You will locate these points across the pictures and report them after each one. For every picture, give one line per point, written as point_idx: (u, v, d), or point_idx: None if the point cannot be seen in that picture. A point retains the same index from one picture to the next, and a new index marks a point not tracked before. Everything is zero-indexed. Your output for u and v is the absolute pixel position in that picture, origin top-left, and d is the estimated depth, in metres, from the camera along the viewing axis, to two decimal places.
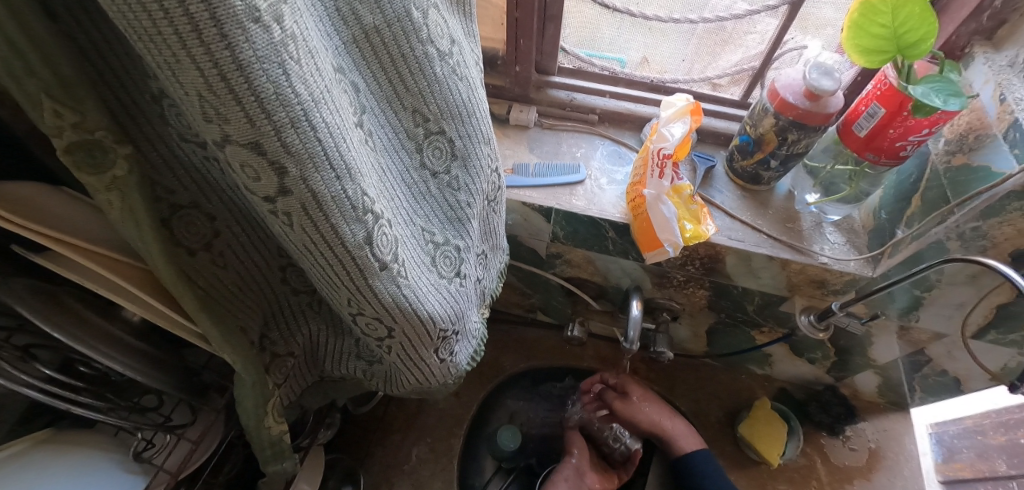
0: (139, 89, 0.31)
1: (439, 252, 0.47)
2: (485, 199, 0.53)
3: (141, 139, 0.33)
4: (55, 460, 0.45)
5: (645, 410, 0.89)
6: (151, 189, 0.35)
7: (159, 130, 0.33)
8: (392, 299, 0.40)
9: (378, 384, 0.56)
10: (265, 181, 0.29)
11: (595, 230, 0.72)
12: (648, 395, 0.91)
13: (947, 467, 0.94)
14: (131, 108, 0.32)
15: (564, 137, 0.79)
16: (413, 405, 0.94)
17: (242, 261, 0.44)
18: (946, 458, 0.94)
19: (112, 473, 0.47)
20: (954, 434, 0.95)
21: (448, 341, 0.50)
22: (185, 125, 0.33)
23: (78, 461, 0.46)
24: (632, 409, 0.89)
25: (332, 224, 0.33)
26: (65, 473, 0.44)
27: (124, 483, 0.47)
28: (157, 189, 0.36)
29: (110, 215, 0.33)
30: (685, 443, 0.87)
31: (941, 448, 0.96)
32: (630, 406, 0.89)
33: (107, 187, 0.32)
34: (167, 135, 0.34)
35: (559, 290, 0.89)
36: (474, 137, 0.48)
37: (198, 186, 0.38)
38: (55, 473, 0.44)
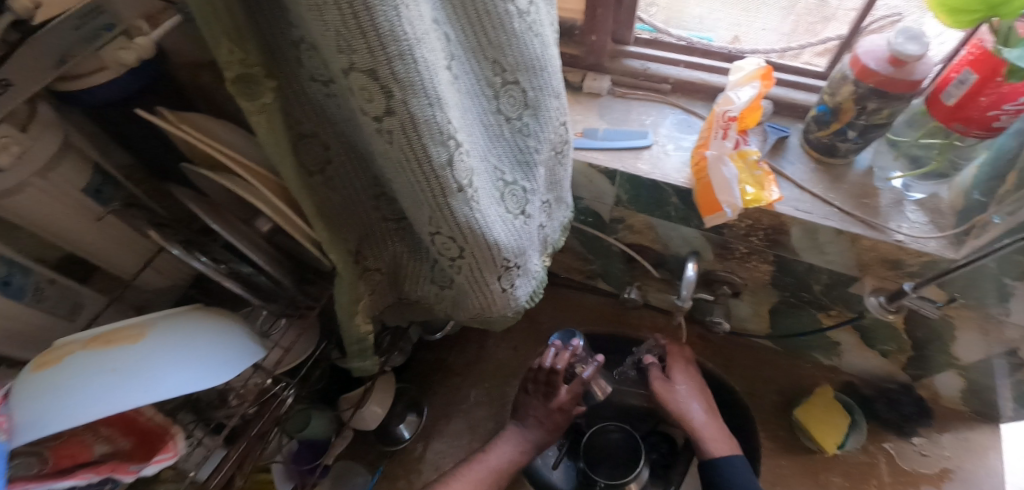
0: (283, 35, 0.40)
1: (508, 190, 0.53)
2: (552, 149, 0.59)
3: (282, 76, 0.42)
4: (204, 321, 0.51)
5: (682, 396, 0.88)
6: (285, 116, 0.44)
7: (295, 69, 0.42)
8: (466, 220, 0.47)
9: (448, 309, 0.64)
10: (376, 103, 0.37)
11: (657, 194, 0.74)
12: (692, 384, 0.90)
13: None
14: (276, 51, 0.41)
15: (634, 105, 0.81)
16: (474, 352, 1.02)
17: (346, 186, 0.53)
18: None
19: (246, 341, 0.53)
20: None
21: (511, 272, 0.57)
22: (315, 65, 0.41)
23: (222, 324, 0.52)
24: (669, 390, 0.89)
25: (423, 144, 0.40)
26: (210, 327, 0.51)
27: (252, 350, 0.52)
28: (289, 118, 0.45)
29: (258, 134, 0.43)
30: (715, 442, 0.84)
31: None
32: (669, 387, 0.89)
33: (258, 109, 0.40)
34: (300, 74, 0.43)
35: (619, 257, 0.92)
36: (545, 90, 0.53)
37: (318, 119, 0.47)
38: (201, 325, 0.51)
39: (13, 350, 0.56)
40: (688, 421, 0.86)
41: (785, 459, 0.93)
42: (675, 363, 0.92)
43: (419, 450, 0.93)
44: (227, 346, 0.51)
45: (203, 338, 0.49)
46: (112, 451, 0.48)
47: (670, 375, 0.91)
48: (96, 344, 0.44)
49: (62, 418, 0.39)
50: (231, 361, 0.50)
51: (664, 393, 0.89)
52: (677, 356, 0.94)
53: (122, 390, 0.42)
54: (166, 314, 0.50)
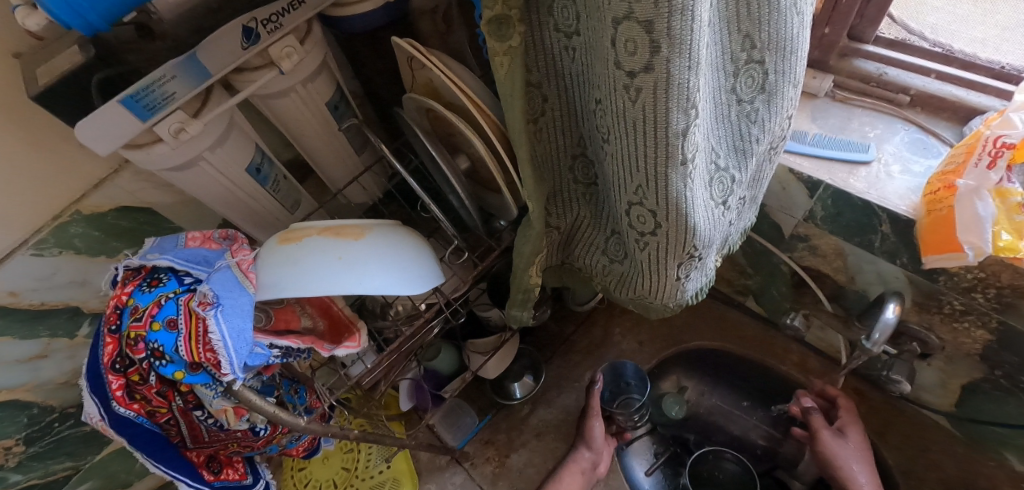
0: None
1: (718, 176, 0.50)
2: (770, 143, 0.54)
3: (531, 23, 0.44)
4: (409, 236, 0.54)
5: (854, 457, 0.79)
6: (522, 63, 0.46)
7: (544, 19, 0.43)
8: (676, 196, 0.45)
9: (611, 284, 0.63)
10: (637, 57, 0.36)
11: (866, 219, 0.65)
12: (865, 449, 0.81)
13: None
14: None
15: (856, 113, 0.72)
16: (598, 336, 1.01)
17: (551, 141, 0.54)
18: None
19: (435, 265, 0.55)
20: None
21: (693, 262, 0.54)
22: (565, 15, 0.42)
23: (421, 243, 0.55)
24: (838, 443, 0.80)
25: (666, 108, 0.39)
26: (414, 241, 0.54)
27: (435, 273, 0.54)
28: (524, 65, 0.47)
29: (497, 74, 0.45)
30: None
31: None
32: (840, 442, 0.81)
33: (504, 51, 0.42)
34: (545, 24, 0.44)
35: (786, 278, 0.84)
36: (786, 75, 0.48)
37: (547, 71, 0.48)
38: (407, 236, 0.53)
39: (251, 226, 0.68)
40: (856, 484, 0.77)
41: None
42: (848, 419, 0.83)
43: (526, 411, 0.96)
44: (422, 264, 0.52)
45: (408, 249, 0.52)
46: (312, 327, 0.54)
47: (844, 429, 0.83)
48: (327, 234, 0.49)
49: (300, 289, 0.45)
50: (428, 277, 0.52)
51: (837, 446, 0.80)
52: (845, 409, 0.85)
53: (339, 279, 0.46)
54: (381, 221, 0.53)
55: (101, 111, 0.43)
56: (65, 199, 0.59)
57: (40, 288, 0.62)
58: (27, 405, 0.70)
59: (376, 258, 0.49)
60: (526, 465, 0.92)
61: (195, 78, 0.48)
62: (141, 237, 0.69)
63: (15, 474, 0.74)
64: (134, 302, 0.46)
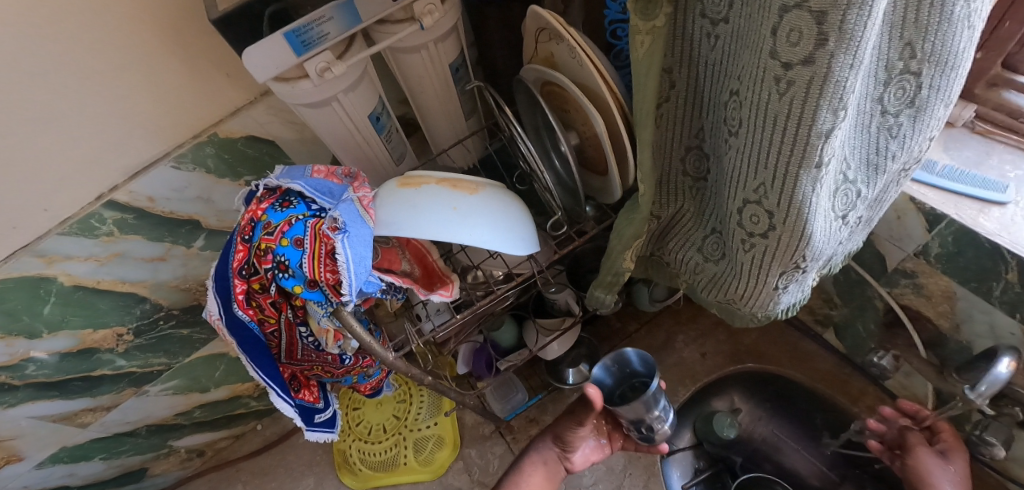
0: None
1: (843, 187, 0.48)
2: (902, 163, 0.51)
3: (678, 6, 0.43)
4: (515, 200, 0.56)
5: (945, 472, 0.68)
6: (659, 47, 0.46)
7: (693, 2, 0.43)
8: (801, 199, 0.44)
9: (699, 281, 0.63)
10: (799, 48, 0.35)
11: (991, 264, 0.60)
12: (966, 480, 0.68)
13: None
14: None
15: (996, 150, 0.66)
16: (659, 340, 1.00)
17: (668, 129, 0.54)
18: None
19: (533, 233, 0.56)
20: None
21: (797, 274, 0.53)
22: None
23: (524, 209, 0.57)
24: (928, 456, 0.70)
25: (816, 106, 0.37)
26: (519, 208, 0.55)
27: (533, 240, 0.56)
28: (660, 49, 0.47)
29: (638, 54, 0.45)
30: None
31: None
32: (936, 459, 0.70)
33: (647, 31, 0.43)
34: (692, 8, 0.44)
35: (878, 315, 0.79)
36: (942, 93, 0.45)
37: (682, 57, 0.48)
38: (513, 203, 0.55)
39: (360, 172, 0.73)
40: None
41: None
42: (954, 444, 0.71)
43: (575, 398, 0.97)
44: (524, 228, 0.54)
45: (513, 214, 0.54)
46: (410, 272, 0.57)
47: (948, 455, 0.70)
48: (444, 184, 0.52)
49: (412, 228, 0.48)
50: (525, 245, 0.53)
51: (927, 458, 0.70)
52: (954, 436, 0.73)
53: (450, 229, 0.48)
54: (493, 183, 0.55)
55: (267, 41, 0.48)
56: (209, 121, 0.63)
57: (174, 198, 0.68)
58: (142, 299, 0.78)
59: (483, 215, 0.51)
60: None
61: (347, 23, 0.52)
62: (261, 167, 0.75)
63: (121, 359, 0.83)
64: (267, 218, 0.50)
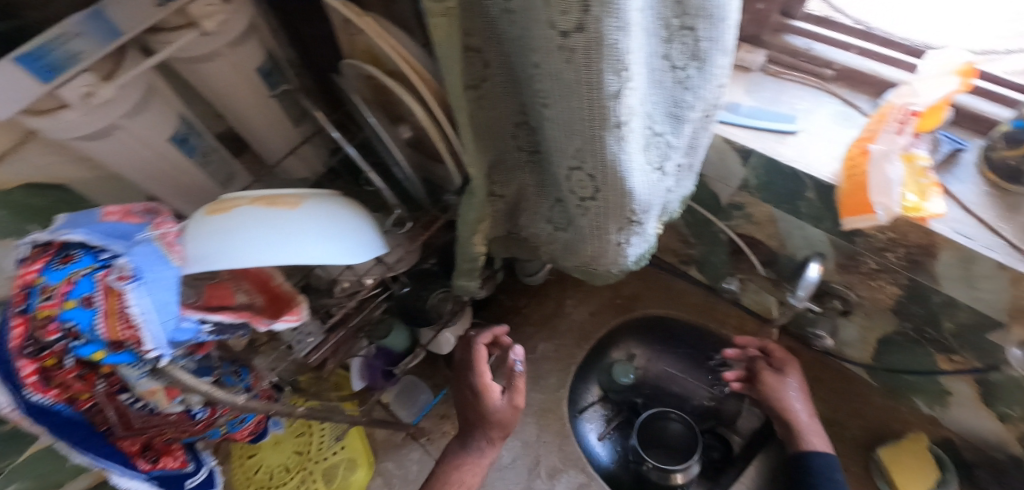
0: None
1: (654, 140, 0.51)
2: (703, 109, 0.55)
3: None
4: (346, 205, 0.54)
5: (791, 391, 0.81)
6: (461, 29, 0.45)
7: None
8: (612, 159, 0.46)
9: (555, 252, 0.65)
10: (569, 16, 0.36)
11: (794, 186, 0.69)
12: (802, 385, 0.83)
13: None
14: None
15: (787, 87, 0.75)
16: (550, 309, 1.04)
17: (494, 110, 0.53)
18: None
19: (372, 231, 0.56)
20: None
21: (632, 227, 0.56)
22: None
23: (358, 211, 0.55)
24: (779, 384, 0.82)
25: (600, 68, 0.39)
26: (350, 212, 0.53)
27: (377, 241, 0.56)
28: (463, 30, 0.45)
29: (437, 35, 0.42)
30: (817, 439, 0.78)
31: None
32: (780, 380, 0.82)
33: (441, 12, 0.40)
34: None
35: (725, 246, 0.88)
36: (718, 43, 0.50)
37: (488, 36, 0.47)
38: (343, 207, 0.53)
39: (178, 201, 0.63)
40: (792, 416, 0.80)
41: None
42: (786, 357, 0.84)
43: None
44: (362, 229, 0.54)
45: (344, 221, 0.52)
46: (250, 303, 0.52)
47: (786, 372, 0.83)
48: (259, 203, 0.48)
49: (224, 259, 0.43)
50: (361, 250, 0.52)
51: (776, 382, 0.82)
52: (782, 349, 0.85)
53: (283, 249, 0.45)
54: (318, 192, 0.53)
55: None
56: None
57: None
58: None
59: (307, 227, 0.48)
60: None
61: (104, 38, 0.42)
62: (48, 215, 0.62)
63: None
64: (45, 279, 0.42)
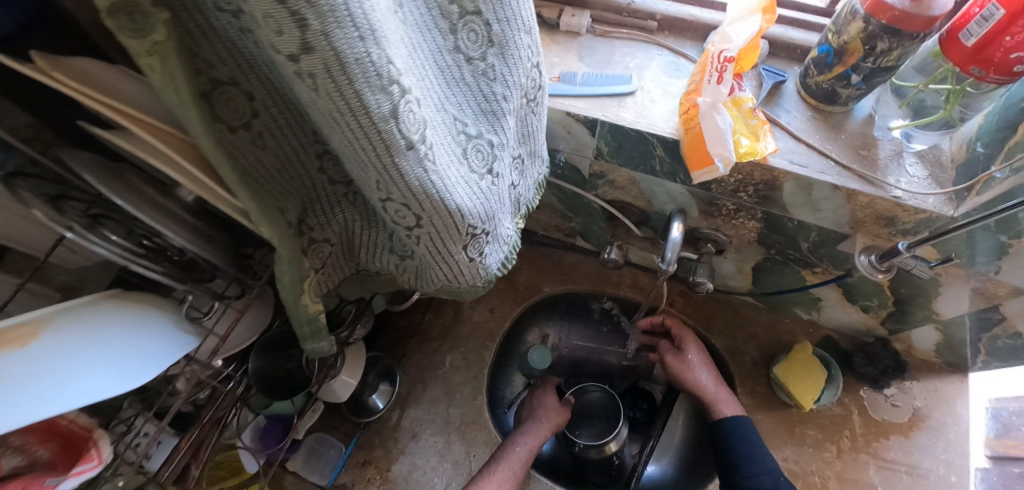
0: None
1: (471, 145, 0.45)
2: (523, 95, 0.50)
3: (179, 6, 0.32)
4: (118, 313, 0.43)
5: (694, 367, 0.87)
6: (192, 61, 0.35)
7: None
8: (419, 183, 0.40)
9: (410, 280, 0.58)
10: (286, 36, 0.28)
11: (643, 147, 0.67)
12: (703, 355, 0.89)
13: (998, 444, 0.86)
14: None
15: (617, 45, 0.73)
16: (449, 317, 0.99)
17: (281, 145, 0.45)
18: (1000, 434, 0.86)
19: (167, 330, 0.46)
20: (1013, 411, 0.86)
21: (476, 241, 0.51)
22: None
23: (137, 314, 0.45)
24: (683, 363, 0.88)
25: (356, 90, 0.32)
26: (130, 316, 0.44)
27: (179, 341, 0.46)
28: (198, 61, 0.35)
29: (152, 78, 0.33)
30: (727, 405, 0.83)
31: (998, 423, 0.88)
32: (682, 358, 0.89)
33: (149, 51, 0.30)
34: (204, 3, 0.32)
35: (600, 215, 0.87)
36: (514, 22, 0.44)
37: (237, 64, 0.38)
38: (113, 313, 0.43)
39: None
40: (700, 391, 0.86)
41: (762, 413, 0.93)
42: (685, 333, 0.91)
43: (395, 416, 0.91)
44: (144, 339, 0.43)
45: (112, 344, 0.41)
46: (29, 462, 0.43)
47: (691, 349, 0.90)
48: None
49: None
50: (159, 359, 0.43)
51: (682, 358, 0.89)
52: (682, 326, 0.92)
53: (26, 406, 0.34)
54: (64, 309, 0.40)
55: None
56: None
57: None
58: None
59: (76, 359, 0.38)
60: (411, 471, 0.87)
61: None
62: None
63: None
64: None
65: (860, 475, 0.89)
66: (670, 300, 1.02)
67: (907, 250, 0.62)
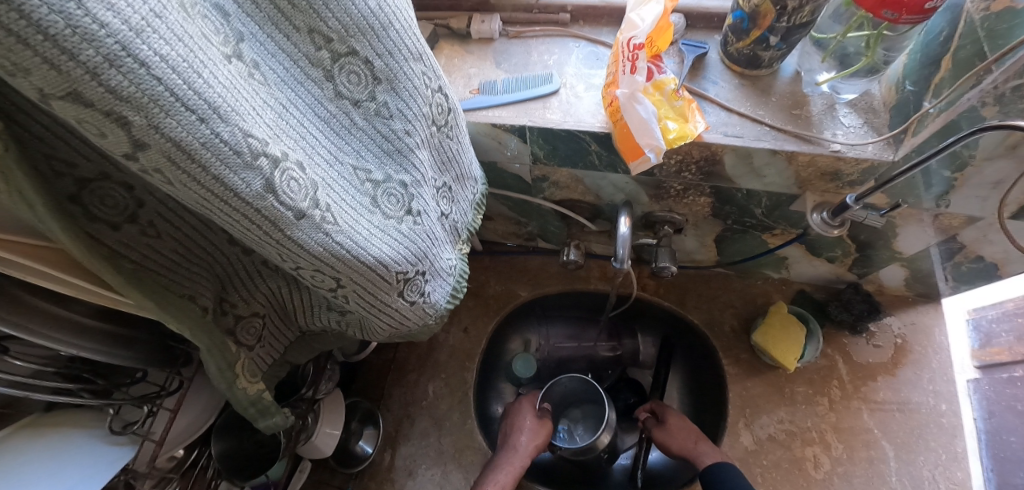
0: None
1: (379, 190, 0.43)
2: (430, 124, 0.48)
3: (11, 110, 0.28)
4: (35, 443, 0.45)
5: (676, 432, 0.88)
6: (45, 165, 0.31)
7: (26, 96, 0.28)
8: (323, 247, 0.37)
9: (355, 332, 0.57)
10: (112, 137, 0.25)
11: (577, 146, 0.65)
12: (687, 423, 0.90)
13: (983, 353, 0.91)
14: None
15: (533, 44, 0.71)
16: (424, 345, 0.97)
17: (177, 229, 0.41)
18: (982, 344, 0.91)
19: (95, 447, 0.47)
20: (992, 319, 0.91)
21: (410, 284, 0.49)
22: None
23: (57, 440, 0.46)
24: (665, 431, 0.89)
25: (216, 174, 0.29)
26: (49, 443, 0.45)
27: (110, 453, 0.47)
28: (55, 163, 0.32)
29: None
30: (711, 457, 0.82)
31: (979, 334, 0.92)
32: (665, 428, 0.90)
33: None
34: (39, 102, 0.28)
35: (554, 215, 0.85)
36: (399, 54, 0.41)
37: (102, 156, 0.34)
38: (35, 445, 0.45)
39: None
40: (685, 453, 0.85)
41: (751, 380, 0.92)
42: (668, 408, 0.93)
43: (388, 458, 0.88)
44: (68, 461, 0.44)
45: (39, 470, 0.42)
46: None
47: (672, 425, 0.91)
48: None
49: None
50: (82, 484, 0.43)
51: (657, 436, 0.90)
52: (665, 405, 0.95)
53: None
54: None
55: None
56: None
57: None
58: None
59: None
60: None
61: None
62: None
63: None
64: None
65: (856, 422, 0.89)
66: (641, 284, 1.01)
67: (855, 202, 0.60)
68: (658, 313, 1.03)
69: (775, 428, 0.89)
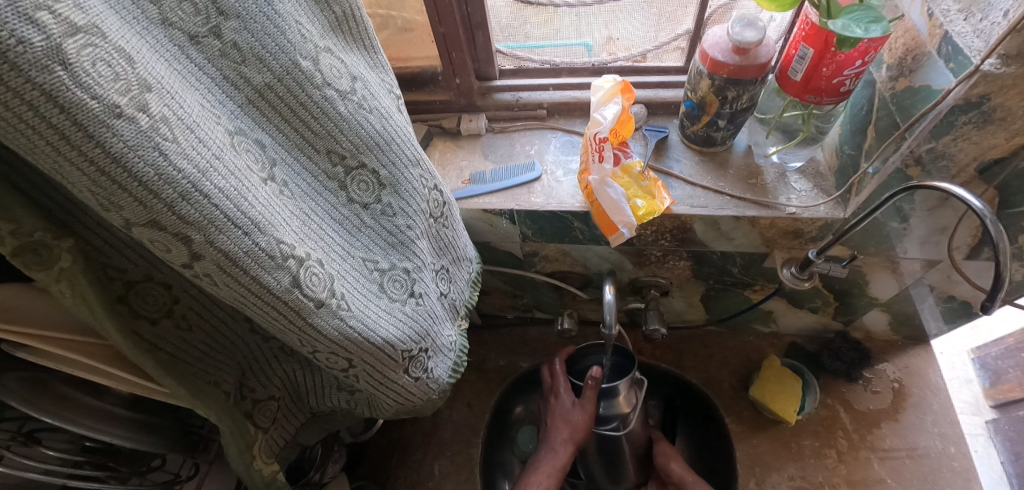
0: (66, 196, 0.32)
1: (385, 277, 0.49)
2: (428, 217, 0.55)
3: (83, 230, 0.34)
4: None
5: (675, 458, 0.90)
6: (102, 271, 0.37)
7: (98, 219, 0.35)
8: (338, 332, 0.43)
9: (365, 411, 0.61)
10: (175, 251, 0.32)
11: (560, 223, 0.72)
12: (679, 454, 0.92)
13: (995, 391, 0.94)
14: (64, 203, 0.33)
15: (516, 137, 0.81)
16: (428, 422, 0.98)
17: (206, 319, 0.46)
18: (993, 382, 0.95)
19: None
20: (996, 356, 0.96)
21: (415, 362, 0.53)
22: None
23: None
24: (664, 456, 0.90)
25: (253, 276, 0.35)
26: None
27: None
28: (109, 269, 0.37)
29: (62, 300, 0.34)
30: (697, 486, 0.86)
31: (986, 372, 0.97)
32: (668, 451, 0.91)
33: (57, 279, 0.32)
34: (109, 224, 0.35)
35: (546, 286, 0.91)
36: (401, 163, 0.49)
37: (148, 261, 0.39)
38: None
39: None
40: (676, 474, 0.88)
41: (754, 437, 0.93)
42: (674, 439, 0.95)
43: None
44: None
45: None
46: None
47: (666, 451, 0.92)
48: None
49: None
50: None
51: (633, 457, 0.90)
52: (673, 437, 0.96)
53: None
54: None
55: None
56: None
57: None
58: None
59: None
60: None
61: None
62: None
63: None
64: None
65: (867, 473, 0.88)
66: (637, 348, 1.04)
67: (818, 256, 0.66)
68: (657, 376, 1.05)
69: (787, 486, 0.88)
